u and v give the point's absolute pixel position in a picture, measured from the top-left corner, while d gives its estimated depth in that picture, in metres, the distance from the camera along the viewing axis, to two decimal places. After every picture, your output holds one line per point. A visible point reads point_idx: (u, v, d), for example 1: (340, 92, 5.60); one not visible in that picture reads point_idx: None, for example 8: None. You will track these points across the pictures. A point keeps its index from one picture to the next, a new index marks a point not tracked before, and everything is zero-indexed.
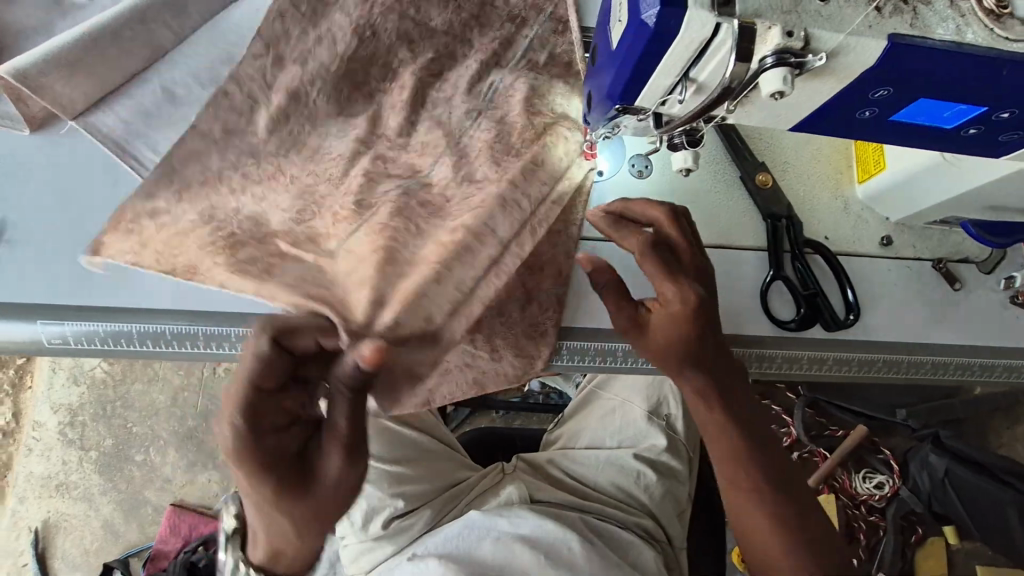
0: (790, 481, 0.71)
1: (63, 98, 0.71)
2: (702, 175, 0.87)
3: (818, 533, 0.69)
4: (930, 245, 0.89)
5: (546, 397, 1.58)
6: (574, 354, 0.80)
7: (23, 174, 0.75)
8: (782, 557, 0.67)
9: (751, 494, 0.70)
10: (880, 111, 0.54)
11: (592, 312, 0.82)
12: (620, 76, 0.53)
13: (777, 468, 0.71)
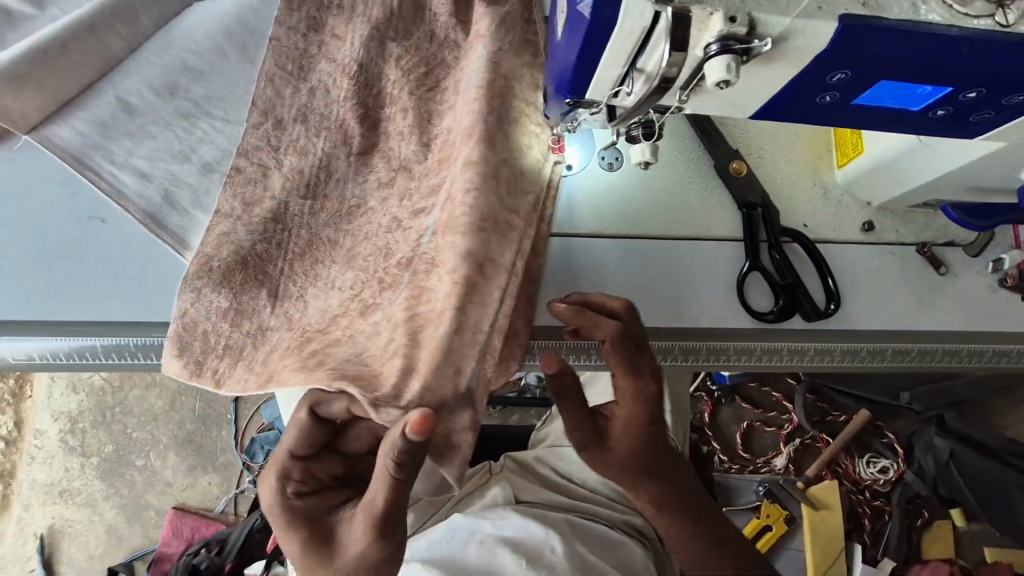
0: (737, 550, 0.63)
1: (13, 114, 0.70)
2: (674, 165, 0.84)
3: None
4: (914, 229, 0.86)
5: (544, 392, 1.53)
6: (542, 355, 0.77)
7: None
8: None
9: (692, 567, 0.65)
10: (841, 96, 0.52)
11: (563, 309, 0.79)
12: (566, 70, 0.51)
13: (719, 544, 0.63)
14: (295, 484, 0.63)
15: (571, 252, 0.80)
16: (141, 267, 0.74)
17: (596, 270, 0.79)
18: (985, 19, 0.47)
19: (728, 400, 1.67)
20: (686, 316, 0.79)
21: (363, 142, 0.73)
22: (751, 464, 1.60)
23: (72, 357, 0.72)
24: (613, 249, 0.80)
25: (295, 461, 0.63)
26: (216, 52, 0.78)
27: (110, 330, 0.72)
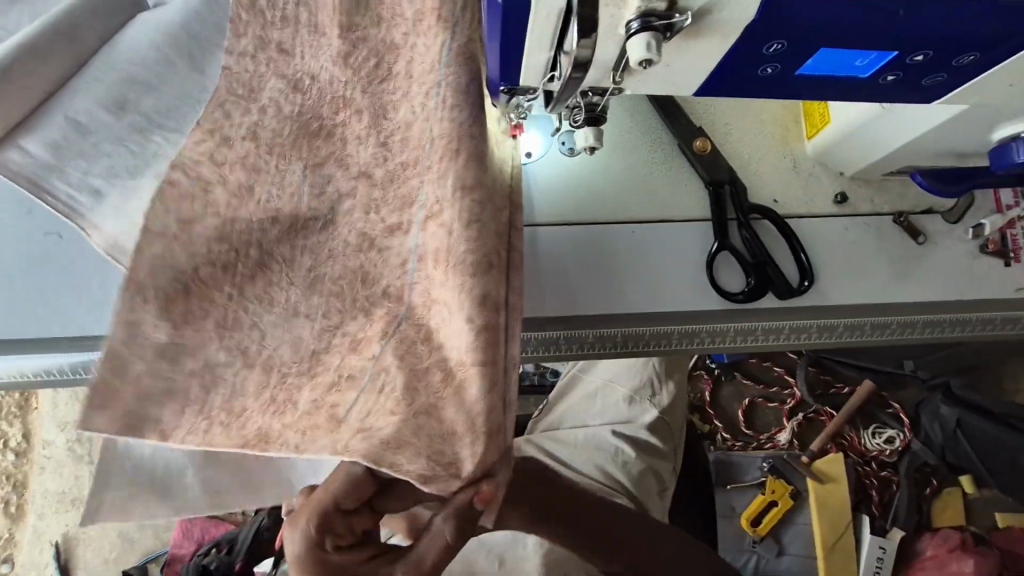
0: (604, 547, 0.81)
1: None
2: (637, 146, 0.82)
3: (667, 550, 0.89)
4: (890, 198, 0.84)
5: (541, 378, 1.45)
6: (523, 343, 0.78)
7: None
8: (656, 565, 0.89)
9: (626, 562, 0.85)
10: (782, 67, 0.50)
11: (549, 293, 0.77)
12: (493, 57, 0.50)
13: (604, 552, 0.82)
14: (333, 538, 0.60)
15: (539, 241, 0.79)
16: (111, 282, 0.75)
17: (565, 259, 0.78)
18: None
19: (728, 377, 1.64)
20: (655, 301, 0.78)
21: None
22: (754, 440, 1.57)
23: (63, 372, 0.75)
24: (579, 238, 0.79)
25: (338, 513, 0.58)
26: (165, 64, 0.75)
27: (90, 346, 0.74)
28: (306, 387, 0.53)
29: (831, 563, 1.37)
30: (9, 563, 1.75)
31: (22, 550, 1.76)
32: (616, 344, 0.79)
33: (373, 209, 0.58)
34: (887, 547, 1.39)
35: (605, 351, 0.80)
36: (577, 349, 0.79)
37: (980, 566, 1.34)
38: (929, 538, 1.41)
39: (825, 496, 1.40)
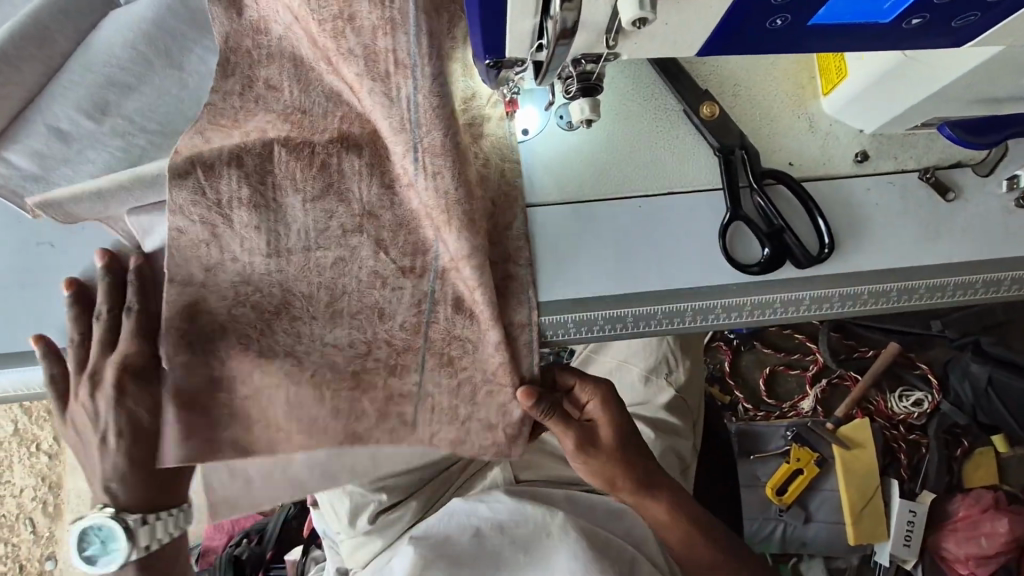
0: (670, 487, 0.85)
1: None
2: (640, 112, 0.78)
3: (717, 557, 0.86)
4: (915, 153, 0.78)
5: None
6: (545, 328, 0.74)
7: None
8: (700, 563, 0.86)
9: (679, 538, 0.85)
10: (795, 16, 0.45)
11: (553, 274, 0.74)
12: (475, 25, 0.46)
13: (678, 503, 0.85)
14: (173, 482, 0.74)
15: (537, 224, 0.74)
16: None
17: (570, 239, 0.74)
18: None
19: (748, 347, 1.59)
20: (664, 277, 0.74)
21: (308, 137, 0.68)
22: (778, 410, 1.53)
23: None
24: (583, 215, 0.75)
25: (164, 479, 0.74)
26: (143, 65, 0.72)
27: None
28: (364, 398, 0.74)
29: (861, 528, 1.35)
30: (53, 558, 1.79)
31: (63, 547, 1.80)
32: (629, 326, 0.76)
33: (382, 250, 0.69)
34: (917, 510, 1.35)
35: (621, 334, 0.76)
36: (589, 333, 0.76)
37: (1012, 526, 1.34)
38: (962, 499, 1.38)
39: (854, 462, 1.37)
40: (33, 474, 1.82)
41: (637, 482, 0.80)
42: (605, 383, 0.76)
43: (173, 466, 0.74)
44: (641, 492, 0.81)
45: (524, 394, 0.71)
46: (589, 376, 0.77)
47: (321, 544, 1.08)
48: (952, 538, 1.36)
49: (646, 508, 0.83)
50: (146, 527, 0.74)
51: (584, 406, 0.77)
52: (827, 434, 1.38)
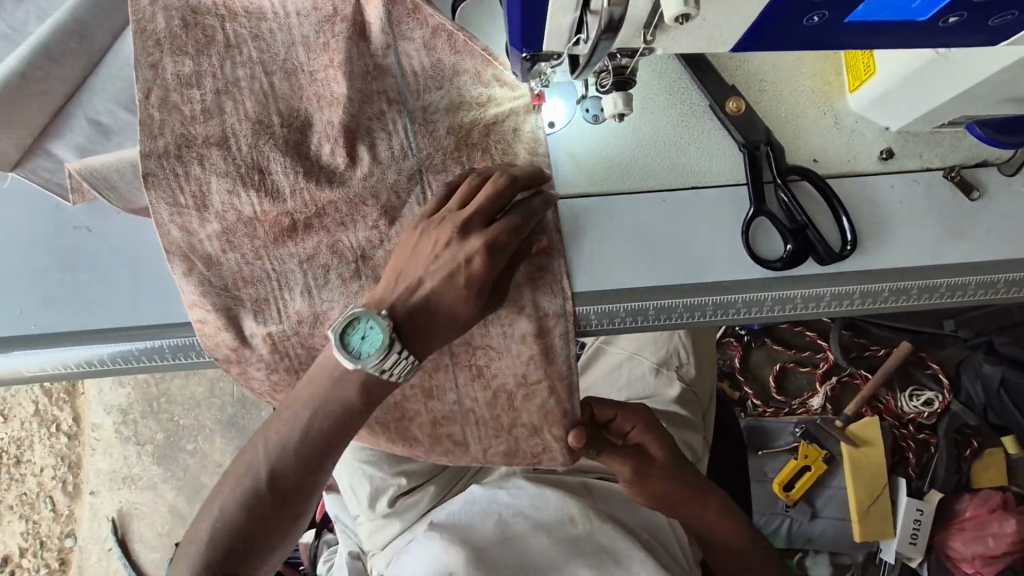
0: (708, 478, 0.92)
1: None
2: (664, 107, 0.78)
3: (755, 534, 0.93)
4: (940, 151, 0.78)
5: None
6: (599, 318, 0.75)
7: None
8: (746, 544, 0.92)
9: (730, 525, 0.92)
10: (832, 14, 0.46)
11: (605, 272, 0.75)
12: (517, 16, 0.46)
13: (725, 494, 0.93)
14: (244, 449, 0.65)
15: (565, 214, 0.75)
16: (135, 274, 0.75)
17: (594, 232, 0.75)
18: None
19: (760, 343, 1.60)
20: (687, 272, 0.75)
21: (336, 122, 0.71)
22: (786, 406, 1.54)
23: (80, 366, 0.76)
24: (608, 208, 0.76)
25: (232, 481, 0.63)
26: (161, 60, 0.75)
27: (103, 339, 0.74)
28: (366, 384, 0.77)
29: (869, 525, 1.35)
30: (72, 536, 1.82)
31: (82, 525, 1.82)
32: (652, 316, 0.76)
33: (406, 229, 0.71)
34: (924, 509, 1.35)
35: (646, 324, 0.76)
36: (634, 323, 0.76)
37: (1021, 527, 1.33)
38: (971, 498, 1.38)
39: (864, 458, 1.37)
40: (53, 454, 1.86)
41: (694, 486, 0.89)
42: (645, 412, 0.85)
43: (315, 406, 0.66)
44: (692, 501, 0.89)
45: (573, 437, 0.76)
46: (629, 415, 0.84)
47: (334, 527, 1.13)
48: (959, 536, 1.36)
49: (700, 515, 0.90)
50: (391, 354, 0.63)
51: (628, 431, 0.85)
52: (838, 431, 1.39)
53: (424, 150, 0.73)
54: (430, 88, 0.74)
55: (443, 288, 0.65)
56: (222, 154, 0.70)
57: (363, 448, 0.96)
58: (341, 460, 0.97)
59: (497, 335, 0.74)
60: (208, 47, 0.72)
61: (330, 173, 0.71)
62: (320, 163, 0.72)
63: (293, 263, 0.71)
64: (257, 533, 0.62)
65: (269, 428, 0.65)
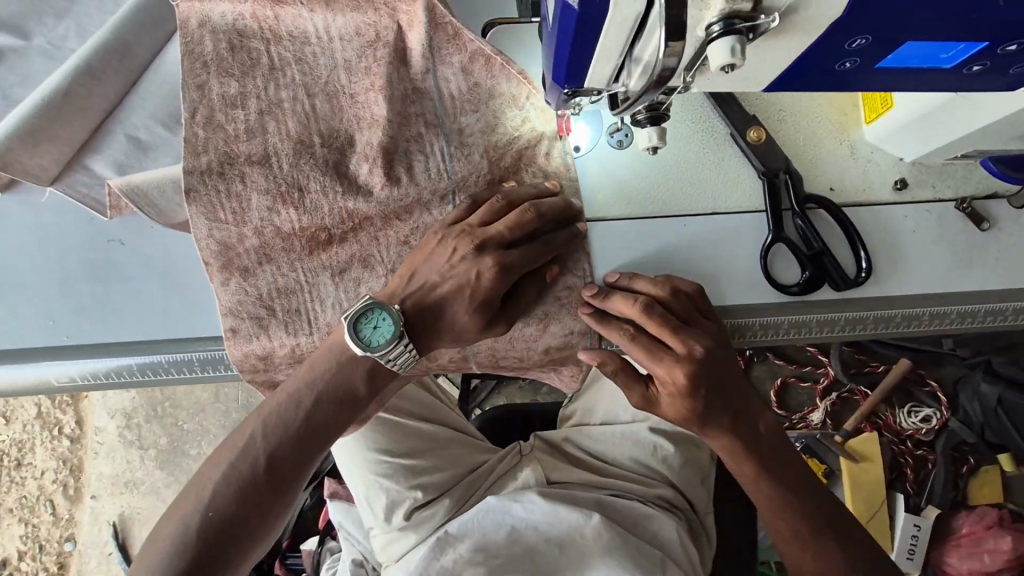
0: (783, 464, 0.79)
1: (33, 167, 0.71)
2: (686, 134, 0.80)
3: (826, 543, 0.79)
4: (953, 182, 0.81)
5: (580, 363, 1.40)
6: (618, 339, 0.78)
7: (13, 241, 0.78)
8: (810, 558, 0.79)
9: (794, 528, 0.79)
10: (863, 61, 0.48)
11: None
12: (561, 58, 0.48)
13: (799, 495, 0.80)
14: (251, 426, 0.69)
15: (594, 237, 0.77)
16: (167, 286, 0.77)
17: (617, 254, 0.77)
18: None
19: (762, 358, 1.62)
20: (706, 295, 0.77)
21: (375, 143, 0.72)
22: (787, 420, 1.56)
23: (109, 376, 0.77)
24: (631, 232, 0.78)
25: (226, 458, 0.68)
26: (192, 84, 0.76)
27: (133, 350, 0.76)
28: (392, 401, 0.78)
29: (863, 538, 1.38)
30: (72, 540, 1.80)
31: (82, 529, 1.81)
32: None
33: None
34: (921, 524, 1.38)
35: None
36: None
37: (1016, 544, 1.34)
38: (966, 515, 1.40)
39: (863, 474, 1.40)
40: (55, 457, 1.85)
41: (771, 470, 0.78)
42: (706, 342, 0.69)
43: (317, 399, 0.69)
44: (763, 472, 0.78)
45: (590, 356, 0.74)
46: (685, 330, 0.69)
47: (339, 535, 1.13)
48: (955, 552, 1.38)
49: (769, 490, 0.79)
50: (398, 346, 0.67)
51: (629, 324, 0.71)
52: (837, 446, 1.42)
53: (459, 173, 0.75)
54: (466, 111, 0.75)
55: (454, 297, 0.68)
56: (263, 173, 0.72)
57: (378, 462, 0.97)
58: (356, 471, 0.98)
59: (521, 346, 0.77)
60: (253, 69, 0.73)
61: (363, 190, 0.73)
62: (358, 182, 0.73)
63: (327, 275, 0.74)
64: (252, 515, 0.66)
65: (269, 414, 0.69)
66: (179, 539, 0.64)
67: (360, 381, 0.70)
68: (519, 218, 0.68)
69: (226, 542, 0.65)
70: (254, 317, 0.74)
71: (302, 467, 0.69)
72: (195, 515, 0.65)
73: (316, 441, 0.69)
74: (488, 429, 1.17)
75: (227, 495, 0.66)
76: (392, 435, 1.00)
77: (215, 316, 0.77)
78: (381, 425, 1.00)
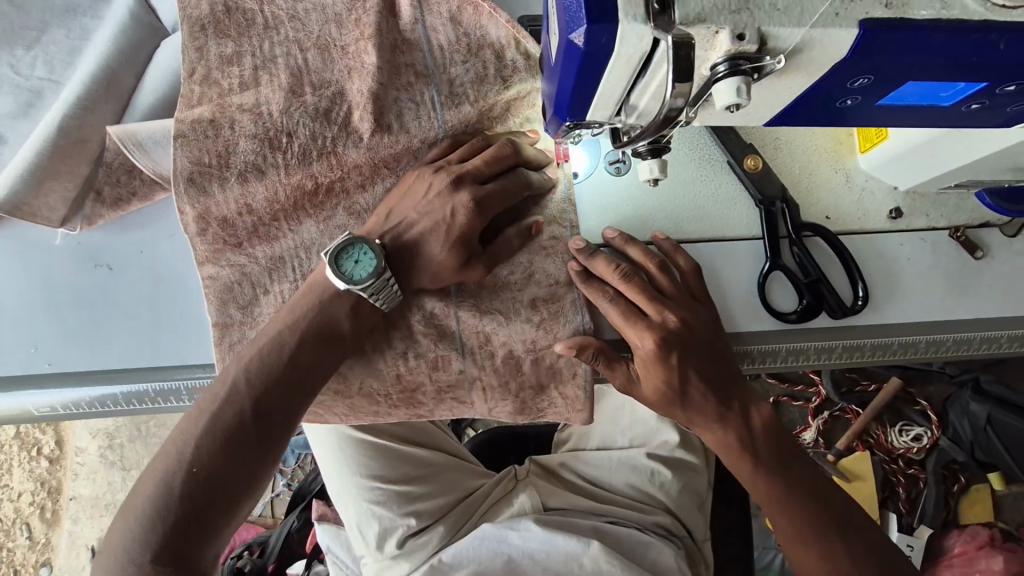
0: (784, 454, 0.76)
1: (42, 210, 0.73)
2: (684, 161, 0.81)
3: (841, 546, 0.74)
4: (945, 212, 0.81)
5: None
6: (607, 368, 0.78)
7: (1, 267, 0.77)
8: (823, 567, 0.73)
9: (797, 532, 0.75)
10: (864, 98, 0.48)
11: None
12: (562, 94, 0.48)
13: (799, 489, 0.75)
14: (232, 376, 0.66)
15: None
16: (155, 310, 0.75)
17: None
18: None
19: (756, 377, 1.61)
20: None
21: (365, 90, 0.70)
22: None
23: (95, 405, 0.75)
24: None
25: (207, 410, 0.65)
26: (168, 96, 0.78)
27: (118, 378, 0.74)
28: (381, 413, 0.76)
29: None
30: (48, 566, 1.74)
31: (60, 554, 1.75)
32: None
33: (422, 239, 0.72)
34: (915, 544, 1.38)
35: None
36: None
37: (1008, 565, 1.31)
38: (959, 534, 1.39)
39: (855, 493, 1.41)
40: (32, 479, 1.79)
41: (769, 466, 0.74)
42: (682, 314, 0.69)
43: (301, 346, 0.67)
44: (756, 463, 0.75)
45: (566, 346, 0.69)
46: (668, 303, 0.70)
47: (326, 559, 1.09)
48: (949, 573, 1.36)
49: (769, 486, 0.75)
50: (381, 279, 0.67)
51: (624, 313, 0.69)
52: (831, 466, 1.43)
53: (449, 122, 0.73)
54: (455, 61, 0.74)
55: (428, 236, 0.68)
56: (252, 118, 0.70)
57: (373, 488, 0.94)
58: (347, 495, 0.96)
59: (506, 296, 0.73)
60: (249, 29, 0.74)
61: (353, 136, 0.71)
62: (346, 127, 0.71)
63: (310, 219, 0.73)
64: (234, 473, 0.64)
65: (251, 360, 0.67)
66: (160, 497, 0.61)
67: (344, 317, 0.69)
68: (497, 152, 0.70)
69: (209, 502, 0.62)
70: (235, 266, 0.72)
71: (288, 418, 0.67)
72: (174, 474, 0.62)
73: (302, 390, 0.67)
74: (483, 451, 1.14)
75: (212, 450, 0.63)
76: (387, 461, 0.97)
77: (206, 343, 0.75)
78: (372, 450, 0.96)
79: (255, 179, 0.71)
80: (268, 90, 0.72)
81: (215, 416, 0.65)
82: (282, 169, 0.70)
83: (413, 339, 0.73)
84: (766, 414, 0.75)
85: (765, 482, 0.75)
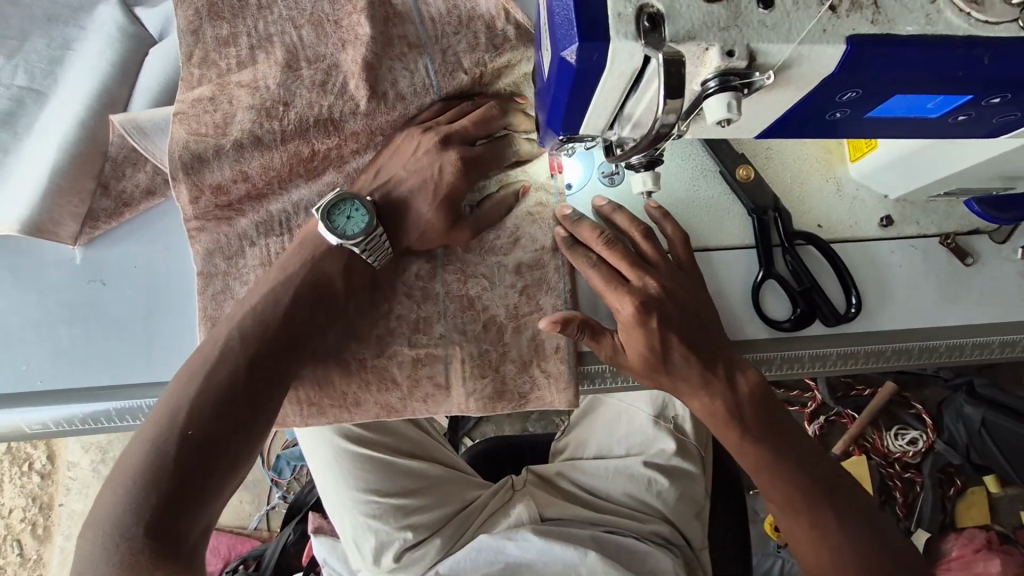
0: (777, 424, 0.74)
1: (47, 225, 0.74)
2: (676, 172, 0.81)
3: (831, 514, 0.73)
4: (935, 219, 0.82)
5: None
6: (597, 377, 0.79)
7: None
8: (813, 539, 0.73)
9: (786, 504, 0.74)
10: (852, 111, 0.49)
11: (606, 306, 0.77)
12: (554, 109, 0.49)
13: (786, 457, 0.74)
14: (225, 334, 0.65)
15: None
16: (149, 324, 0.75)
17: None
18: (1008, 25, 0.43)
19: None
20: None
21: (358, 60, 0.71)
22: None
23: (88, 421, 0.75)
24: None
25: (199, 369, 0.63)
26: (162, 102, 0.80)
27: (111, 394, 0.73)
28: (374, 407, 0.75)
29: None
30: None
31: (51, 570, 1.73)
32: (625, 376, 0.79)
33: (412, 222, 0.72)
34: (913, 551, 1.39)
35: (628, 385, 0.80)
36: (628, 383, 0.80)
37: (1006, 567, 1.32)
38: (955, 538, 1.39)
39: None
40: (24, 494, 1.77)
41: (756, 434, 0.73)
42: (662, 281, 0.71)
43: (297, 303, 0.67)
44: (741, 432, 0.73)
45: (549, 323, 0.69)
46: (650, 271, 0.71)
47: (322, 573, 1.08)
48: None
49: (757, 454, 0.74)
50: (373, 233, 0.68)
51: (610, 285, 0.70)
52: None
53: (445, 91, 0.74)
54: (448, 33, 0.73)
55: (418, 193, 0.70)
56: (250, 92, 0.72)
57: (369, 501, 0.94)
58: (343, 508, 0.95)
59: (489, 262, 0.75)
60: (243, 10, 0.74)
61: (351, 105, 0.72)
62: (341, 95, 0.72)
63: (300, 180, 0.74)
64: (227, 436, 0.61)
65: (244, 318, 0.66)
66: (150, 463, 0.58)
67: (337, 274, 0.69)
68: (483, 114, 0.71)
69: (202, 467, 0.59)
70: (226, 224, 0.74)
71: (280, 377, 0.66)
72: (166, 438, 0.59)
73: (296, 348, 0.67)
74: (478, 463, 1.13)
75: (206, 412, 0.61)
76: (383, 473, 0.96)
77: None
78: (368, 464, 0.95)
79: (250, 159, 0.71)
80: (264, 69, 0.73)
81: (206, 375, 0.63)
82: (275, 147, 0.72)
83: (396, 298, 0.74)
84: (752, 380, 0.73)
85: (754, 452, 0.73)
